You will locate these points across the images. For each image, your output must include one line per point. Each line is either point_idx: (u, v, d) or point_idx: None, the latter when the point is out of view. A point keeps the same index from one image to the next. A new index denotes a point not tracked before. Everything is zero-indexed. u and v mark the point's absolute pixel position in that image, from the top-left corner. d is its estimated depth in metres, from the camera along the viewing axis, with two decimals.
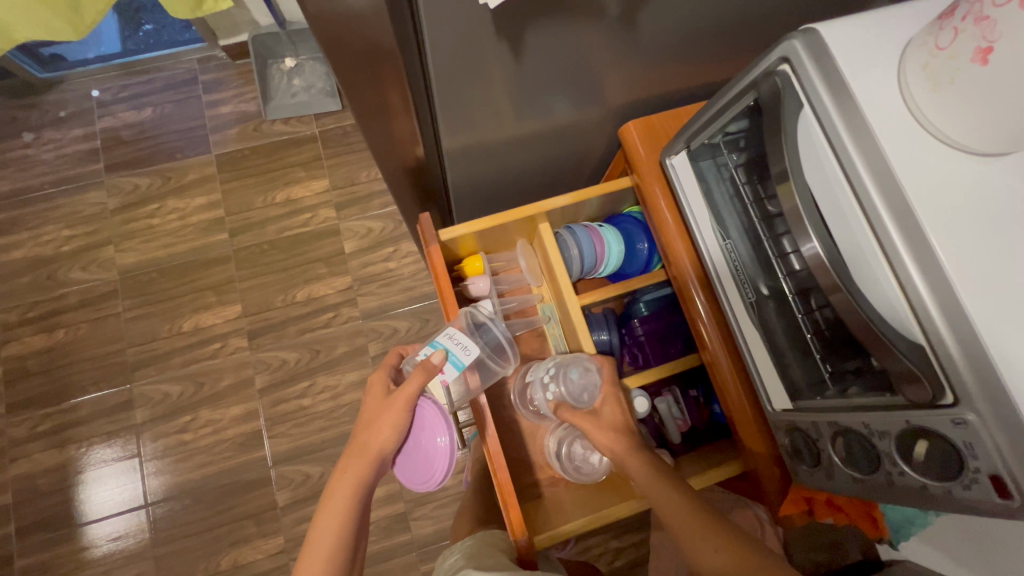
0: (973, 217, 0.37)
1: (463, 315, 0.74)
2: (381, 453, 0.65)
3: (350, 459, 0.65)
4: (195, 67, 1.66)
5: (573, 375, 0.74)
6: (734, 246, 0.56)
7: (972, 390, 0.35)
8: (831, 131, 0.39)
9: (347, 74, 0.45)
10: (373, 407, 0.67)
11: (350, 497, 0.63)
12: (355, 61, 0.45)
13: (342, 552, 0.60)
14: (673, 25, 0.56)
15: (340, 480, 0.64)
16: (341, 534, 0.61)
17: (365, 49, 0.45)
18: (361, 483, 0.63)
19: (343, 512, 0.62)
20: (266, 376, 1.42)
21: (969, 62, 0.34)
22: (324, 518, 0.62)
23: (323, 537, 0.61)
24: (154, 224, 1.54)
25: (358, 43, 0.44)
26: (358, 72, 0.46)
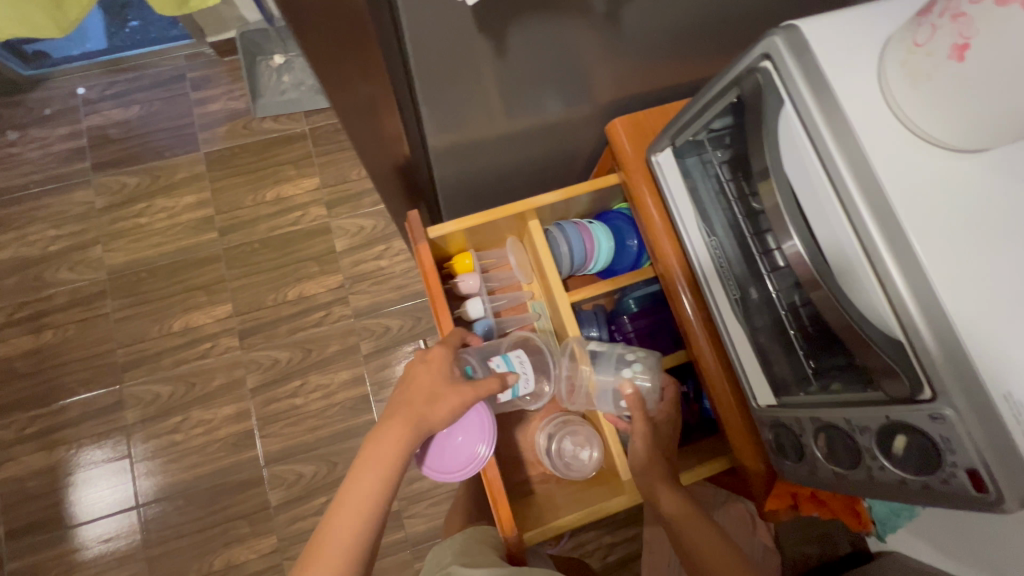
0: (951, 214, 0.37)
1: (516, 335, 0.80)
2: (429, 427, 0.60)
3: (398, 423, 0.59)
4: (183, 64, 1.64)
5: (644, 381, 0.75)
6: (720, 244, 0.57)
7: (950, 385, 0.35)
8: (812, 128, 0.39)
9: (329, 72, 0.45)
10: (432, 379, 0.62)
11: (390, 465, 0.58)
12: (337, 59, 0.45)
13: (371, 517, 0.57)
14: (658, 22, 0.56)
15: (380, 441, 0.59)
16: (372, 502, 0.56)
17: (349, 49, 0.45)
18: (404, 452, 0.58)
19: (380, 479, 0.57)
20: (258, 375, 1.41)
21: (947, 59, 0.34)
22: (358, 475, 0.57)
23: (354, 503, 0.56)
24: (143, 224, 1.52)
25: (340, 43, 0.44)
26: (341, 71, 0.46)
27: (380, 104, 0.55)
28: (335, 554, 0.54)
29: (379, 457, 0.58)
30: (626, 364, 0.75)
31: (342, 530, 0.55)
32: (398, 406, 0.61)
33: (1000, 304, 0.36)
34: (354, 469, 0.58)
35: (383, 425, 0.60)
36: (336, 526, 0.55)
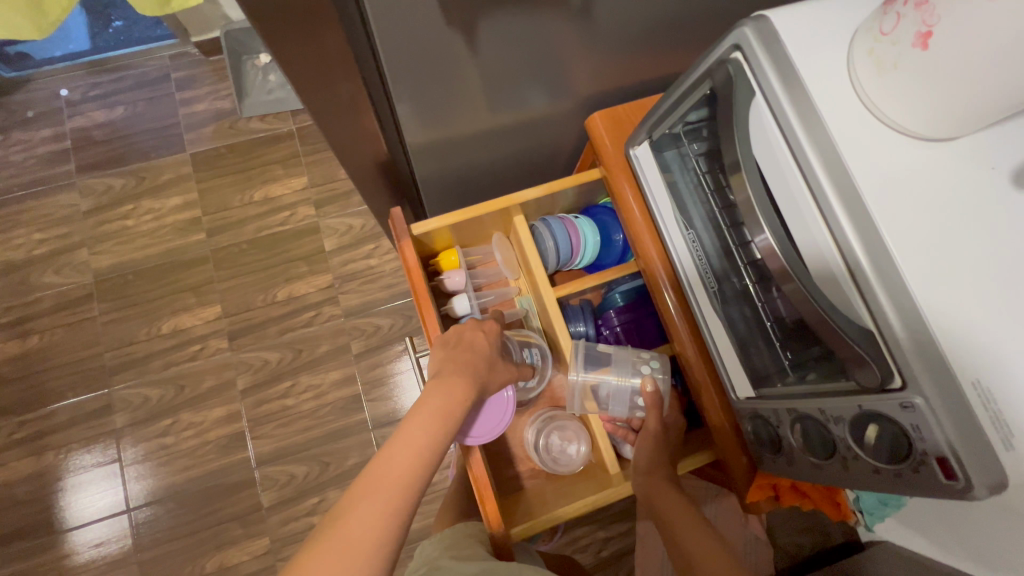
0: (919, 202, 0.37)
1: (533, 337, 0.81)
2: (484, 388, 0.61)
3: (460, 377, 0.59)
4: (168, 64, 1.63)
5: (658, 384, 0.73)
6: (698, 237, 0.57)
7: (919, 373, 0.35)
8: (781, 118, 0.39)
9: (302, 71, 0.45)
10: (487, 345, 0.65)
11: (448, 416, 0.56)
12: (311, 60, 0.45)
13: (428, 462, 0.52)
14: (635, 14, 0.56)
15: (441, 391, 0.57)
16: (428, 448, 0.53)
17: (322, 50, 0.45)
18: (462, 404, 0.57)
19: (437, 426, 0.54)
20: (248, 377, 1.41)
21: (911, 47, 0.35)
22: (413, 418, 0.54)
23: (415, 440, 0.53)
24: (129, 226, 1.51)
25: (312, 37, 0.43)
26: (315, 72, 0.46)
27: (361, 102, 0.56)
28: (389, 487, 0.49)
29: (436, 403, 0.56)
30: (642, 363, 0.74)
31: (394, 468, 0.50)
32: (452, 360, 0.61)
33: (968, 292, 0.36)
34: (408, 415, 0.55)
35: (439, 375, 0.59)
36: (386, 463, 0.50)
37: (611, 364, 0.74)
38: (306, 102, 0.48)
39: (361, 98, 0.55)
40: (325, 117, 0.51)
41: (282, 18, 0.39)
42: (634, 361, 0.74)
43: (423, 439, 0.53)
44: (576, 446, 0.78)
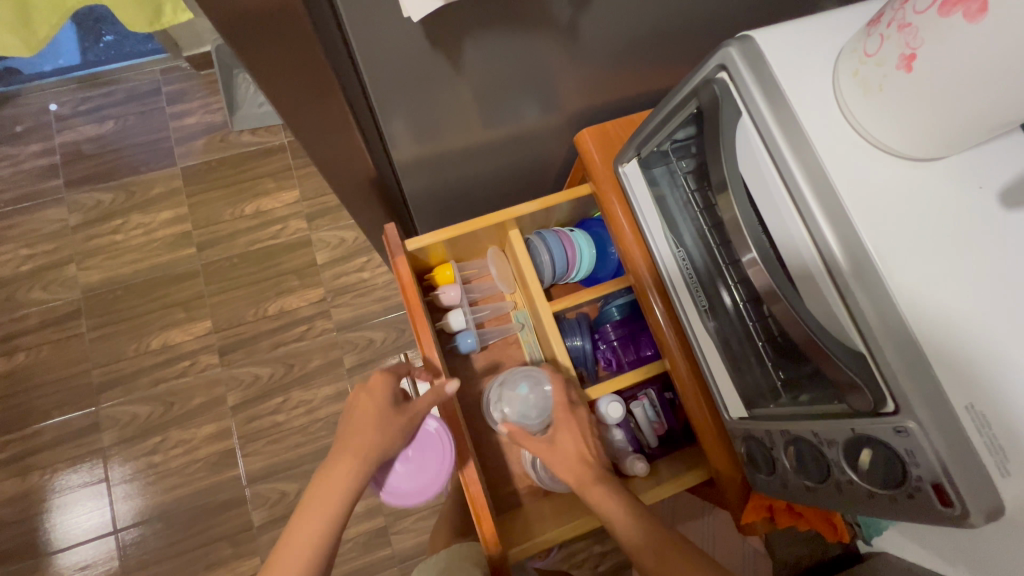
0: (907, 222, 0.37)
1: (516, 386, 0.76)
2: (380, 450, 0.61)
3: (342, 459, 0.60)
4: (158, 78, 1.62)
5: (522, 387, 0.74)
6: (687, 253, 0.56)
7: (911, 398, 0.34)
8: (767, 137, 0.39)
9: (283, 79, 0.43)
10: (377, 411, 0.62)
11: (340, 490, 0.59)
12: (294, 73, 0.44)
13: (335, 517, 0.59)
14: (625, 29, 0.56)
15: (342, 454, 0.60)
16: (328, 520, 0.58)
17: (304, 63, 0.43)
18: (353, 479, 0.59)
19: (324, 518, 0.58)
20: (239, 393, 1.39)
21: (896, 69, 0.34)
22: (316, 489, 0.59)
23: (318, 504, 0.58)
24: (118, 240, 1.49)
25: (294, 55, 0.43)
26: (300, 87, 0.45)
27: (351, 120, 0.53)
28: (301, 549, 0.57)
29: (332, 478, 0.59)
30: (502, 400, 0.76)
31: (306, 534, 0.58)
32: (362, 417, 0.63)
33: (959, 315, 0.35)
34: (312, 487, 0.60)
35: (343, 444, 0.61)
36: (298, 528, 0.58)
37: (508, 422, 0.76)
38: (287, 116, 0.47)
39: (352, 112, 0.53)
40: (307, 129, 0.50)
41: (265, 34, 0.38)
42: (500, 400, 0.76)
43: (326, 501, 0.58)
44: None
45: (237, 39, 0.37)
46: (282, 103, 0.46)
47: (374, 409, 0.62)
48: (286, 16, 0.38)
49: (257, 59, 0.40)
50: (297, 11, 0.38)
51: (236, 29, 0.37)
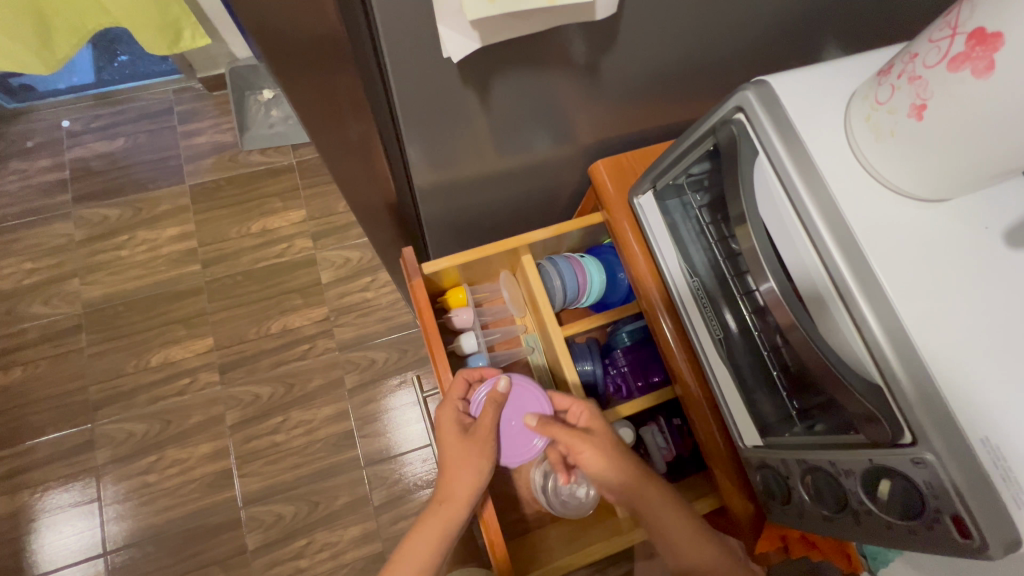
0: (918, 261, 0.39)
1: None
2: (471, 488, 0.63)
3: (444, 505, 0.63)
4: (171, 97, 1.66)
5: None
6: (701, 283, 0.58)
7: (929, 431, 0.35)
8: (784, 176, 0.41)
9: (315, 106, 0.44)
10: (452, 450, 0.64)
11: (446, 529, 0.62)
12: (323, 101, 0.45)
13: (442, 552, 0.62)
14: (640, 70, 0.58)
15: (445, 494, 0.63)
16: (434, 557, 0.62)
17: (334, 88, 0.44)
18: (460, 516, 0.62)
19: (429, 558, 0.62)
20: (238, 412, 1.37)
21: (907, 117, 0.36)
22: (420, 530, 0.63)
23: (423, 544, 0.62)
24: (123, 256, 1.50)
25: (325, 90, 0.44)
26: (326, 115, 0.46)
27: (373, 143, 0.55)
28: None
29: (441, 520, 0.62)
30: None
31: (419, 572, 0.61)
32: (446, 450, 0.65)
33: (971, 350, 0.37)
34: (416, 525, 0.64)
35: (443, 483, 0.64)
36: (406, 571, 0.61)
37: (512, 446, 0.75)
38: (315, 141, 0.48)
39: (374, 137, 0.54)
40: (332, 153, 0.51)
41: (303, 65, 0.40)
42: None
43: (432, 541, 0.62)
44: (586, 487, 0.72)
45: (280, 70, 0.39)
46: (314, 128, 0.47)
47: (452, 444, 0.65)
48: (321, 38, 0.39)
49: (294, 91, 0.42)
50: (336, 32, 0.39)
51: (279, 61, 0.38)
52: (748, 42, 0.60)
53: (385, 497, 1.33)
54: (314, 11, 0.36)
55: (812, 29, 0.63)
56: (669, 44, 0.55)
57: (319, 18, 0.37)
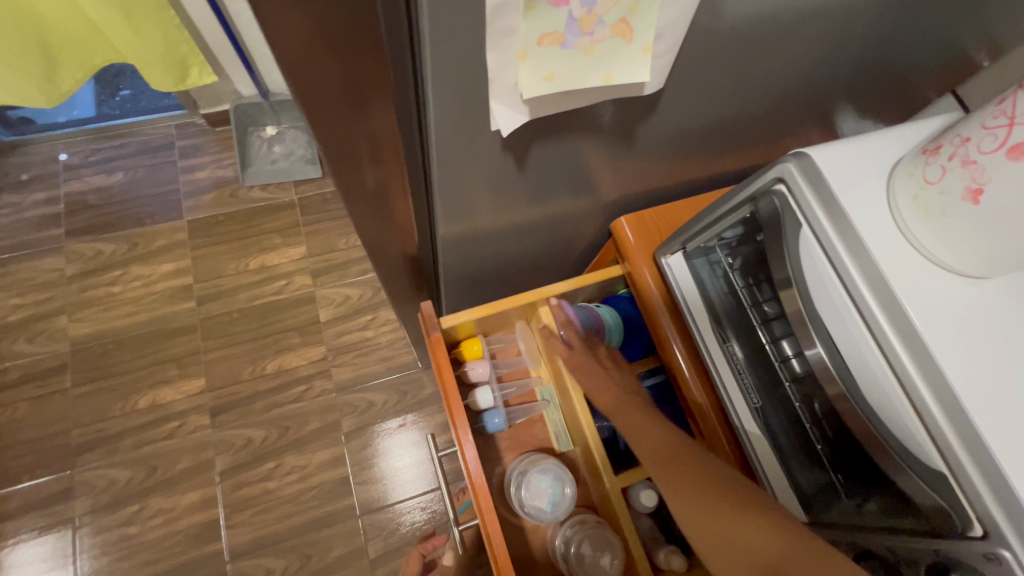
0: (977, 345, 0.38)
1: (523, 480, 0.73)
2: None
3: None
4: (173, 132, 1.65)
5: (541, 482, 0.72)
6: (734, 346, 0.56)
7: (1003, 526, 0.34)
8: (832, 252, 0.40)
9: (339, 143, 0.37)
10: None
11: None
12: (349, 144, 0.38)
13: None
14: (667, 132, 0.58)
15: None
16: None
17: (363, 132, 0.38)
18: None
19: None
20: (228, 457, 1.31)
21: (961, 200, 0.36)
22: None
23: None
24: (115, 292, 1.45)
25: (359, 142, 0.39)
26: (345, 153, 0.39)
27: (391, 191, 0.50)
28: None
29: None
30: (520, 482, 0.74)
31: None
32: None
33: None
34: None
35: None
36: None
37: (527, 506, 0.72)
38: (330, 178, 0.41)
39: (394, 185, 0.49)
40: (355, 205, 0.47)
41: (333, 98, 0.34)
42: (517, 482, 0.74)
43: None
44: (609, 556, 0.67)
45: (310, 101, 0.33)
46: (336, 166, 0.40)
47: None
48: (362, 73, 0.33)
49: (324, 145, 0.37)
50: (379, 68, 0.34)
51: (311, 91, 0.32)
52: (770, 106, 0.61)
53: (382, 548, 1.26)
54: (354, 43, 0.31)
55: (831, 92, 0.64)
56: (697, 108, 0.55)
57: (357, 51, 0.31)
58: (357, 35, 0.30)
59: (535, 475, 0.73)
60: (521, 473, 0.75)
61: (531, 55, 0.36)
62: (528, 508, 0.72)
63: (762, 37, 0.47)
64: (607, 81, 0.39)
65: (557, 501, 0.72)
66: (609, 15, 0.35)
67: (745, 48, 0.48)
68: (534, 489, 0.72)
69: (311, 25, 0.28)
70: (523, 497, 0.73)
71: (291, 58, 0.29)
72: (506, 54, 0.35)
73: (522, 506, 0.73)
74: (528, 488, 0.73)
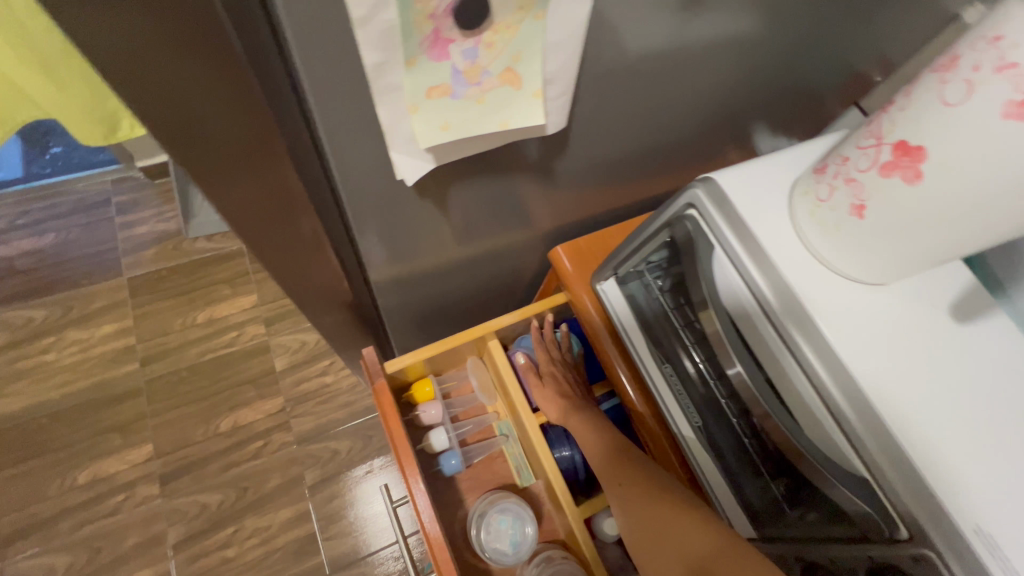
0: (882, 350, 0.40)
1: (482, 520, 0.72)
2: None
3: None
4: (108, 188, 1.58)
5: (500, 523, 0.72)
6: (672, 365, 0.57)
7: (925, 526, 0.35)
8: (744, 272, 0.42)
9: (246, 214, 0.37)
10: None
11: None
12: (264, 207, 0.38)
13: None
14: (591, 163, 0.59)
15: None
16: None
17: (273, 194, 0.38)
18: None
19: None
20: (181, 528, 1.22)
21: (849, 215, 0.38)
22: None
23: None
24: (49, 360, 1.36)
25: (270, 204, 0.39)
26: (262, 219, 0.39)
27: (324, 239, 0.48)
28: None
29: None
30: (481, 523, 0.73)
31: None
32: None
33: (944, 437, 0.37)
34: None
35: None
36: None
37: (487, 548, 0.71)
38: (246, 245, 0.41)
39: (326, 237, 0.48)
40: (279, 260, 0.46)
41: (232, 168, 0.33)
42: (478, 523, 0.73)
43: None
44: None
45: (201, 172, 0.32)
46: (244, 230, 0.39)
47: None
48: (254, 140, 0.33)
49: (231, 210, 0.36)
50: (272, 133, 0.33)
51: (197, 158, 0.31)
52: (689, 131, 0.64)
53: None
54: (245, 108, 0.30)
55: (745, 113, 0.67)
56: (615, 138, 0.57)
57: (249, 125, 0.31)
58: (247, 102, 0.30)
59: (493, 515, 0.72)
60: (481, 515, 0.73)
61: (422, 106, 0.37)
62: (490, 551, 0.71)
63: (665, 70, 0.49)
64: (504, 126, 0.40)
65: (517, 538, 0.71)
66: (494, 66, 0.36)
67: (651, 81, 0.50)
68: (493, 531, 0.71)
69: (186, 94, 0.28)
70: (484, 540, 0.71)
71: (167, 128, 0.28)
72: (396, 108, 0.36)
73: (483, 546, 0.71)
74: (488, 529, 0.71)
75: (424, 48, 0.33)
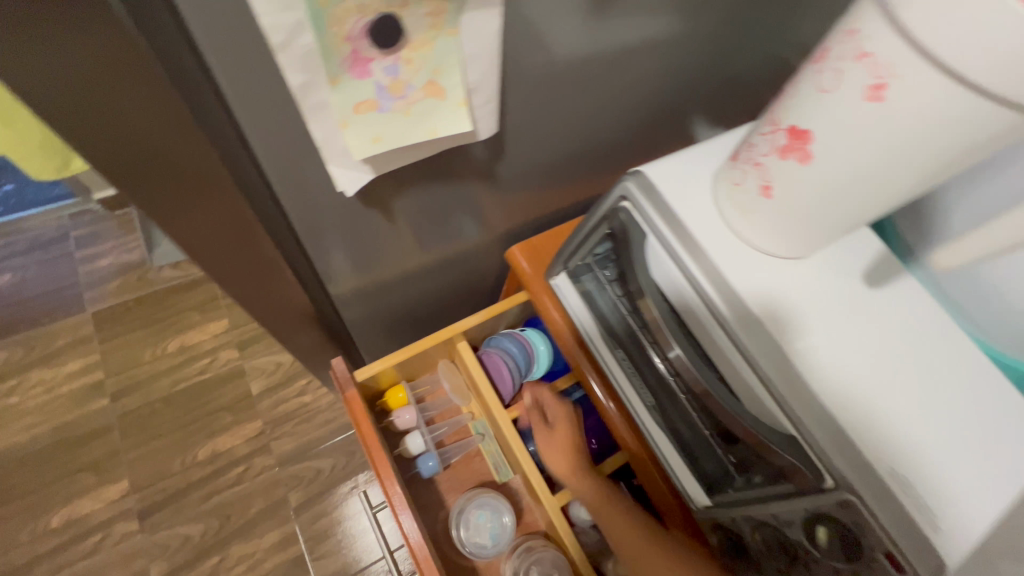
0: (801, 317, 0.43)
1: (461, 517, 0.74)
2: None
3: None
4: (66, 222, 1.55)
5: (480, 518, 0.74)
6: (625, 351, 0.60)
7: (847, 473, 0.38)
8: (674, 256, 0.45)
9: (197, 233, 0.39)
10: None
11: None
12: (216, 225, 0.40)
13: None
14: (536, 164, 0.62)
15: None
16: None
17: (224, 215, 0.40)
18: None
19: None
20: (164, 562, 1.20)
21: (760, 197, 0.42)
22: None
23: None
24: (13, 404, 1.32)
25: (221, 223, 0.40)
26: (217, 236, 0.41)
27: (280, 256, 0.50)
28: None
29: None
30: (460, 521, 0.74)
31: None
32: None
33: (858, 390, 0.41)
34: None
35: None
36: None
37: (467, 544, 0.73)
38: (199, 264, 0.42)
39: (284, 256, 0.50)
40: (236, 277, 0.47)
41: (176, 191, 0.35)
42: (457, 522, 0.74)
43: None
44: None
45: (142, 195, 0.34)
46: (196, 250, 0.41)
47: None
48: (198, 167, 0.35)
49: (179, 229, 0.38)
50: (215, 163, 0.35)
51: (140, 182, 0.33)
52: (630, 127, 0.67)
53: None
54: (189, 138, 0.32)
55: (683, 106, 0.71)
56: (556, 139, 0.60)
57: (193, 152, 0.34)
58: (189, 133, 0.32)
59: (473, 511, 0.75)
60: (460, 513, 0.75)
61: (352, 120, 0.39)
62: (471, 547, 0.73)
63: (594, 71, 0.52)
64: (433, 134, 0.42)
65: (496, 531, 0.74)
66: (416, 79, 0.38)
67: (582, 83, 0.53)
68: (473, 527, 0.74)
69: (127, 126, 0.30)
70: (465, 537, 0.73)
71: (107, 156, 0.30)
72: (328, 124, 0.38)
73: (464, 544, 0.73)
74: (468, 526, 0.74)
75: (345, 68, 0.35)
